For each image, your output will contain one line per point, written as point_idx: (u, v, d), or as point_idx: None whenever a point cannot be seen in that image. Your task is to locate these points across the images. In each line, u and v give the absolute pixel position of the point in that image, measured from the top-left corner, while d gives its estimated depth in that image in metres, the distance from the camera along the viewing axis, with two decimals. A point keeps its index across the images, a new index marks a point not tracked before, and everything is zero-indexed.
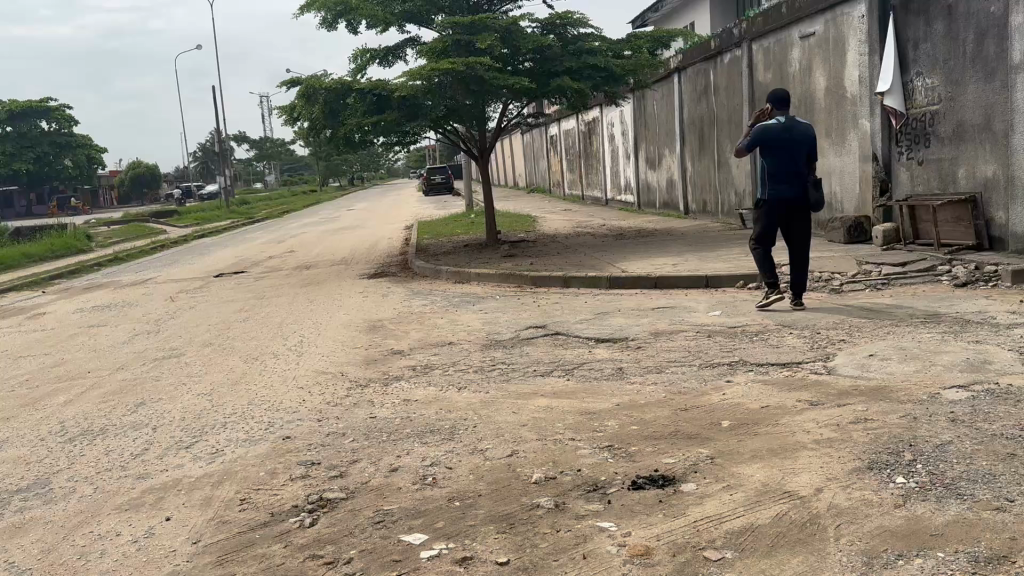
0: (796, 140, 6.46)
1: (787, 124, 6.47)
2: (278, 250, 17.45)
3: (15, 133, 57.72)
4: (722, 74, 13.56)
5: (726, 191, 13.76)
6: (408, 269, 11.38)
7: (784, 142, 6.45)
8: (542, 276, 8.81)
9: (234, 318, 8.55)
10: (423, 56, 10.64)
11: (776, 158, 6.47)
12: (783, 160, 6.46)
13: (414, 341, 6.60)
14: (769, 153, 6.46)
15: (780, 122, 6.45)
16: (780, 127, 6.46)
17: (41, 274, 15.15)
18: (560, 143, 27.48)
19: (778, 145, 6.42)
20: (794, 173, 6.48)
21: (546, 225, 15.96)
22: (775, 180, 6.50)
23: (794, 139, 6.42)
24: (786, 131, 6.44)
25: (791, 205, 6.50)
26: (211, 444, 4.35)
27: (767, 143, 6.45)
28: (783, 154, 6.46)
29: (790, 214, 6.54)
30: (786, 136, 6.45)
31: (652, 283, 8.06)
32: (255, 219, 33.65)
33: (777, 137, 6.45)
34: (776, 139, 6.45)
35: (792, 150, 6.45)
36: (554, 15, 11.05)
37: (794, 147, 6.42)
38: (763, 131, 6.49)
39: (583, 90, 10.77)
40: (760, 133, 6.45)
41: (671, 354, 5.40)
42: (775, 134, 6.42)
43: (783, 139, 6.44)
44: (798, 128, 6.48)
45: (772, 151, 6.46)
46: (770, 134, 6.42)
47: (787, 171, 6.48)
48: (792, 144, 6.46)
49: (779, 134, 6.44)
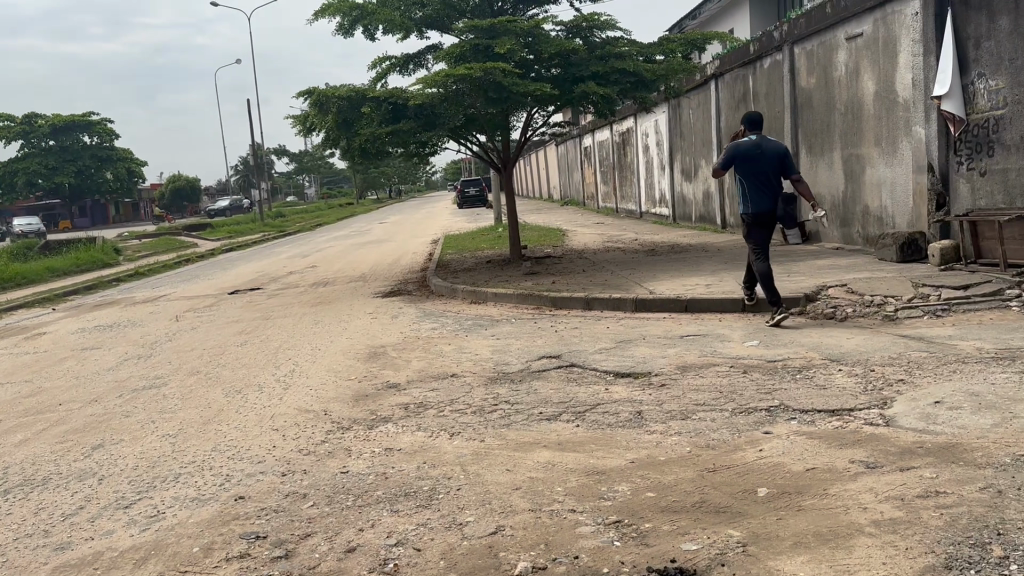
0: (767, 157, 6.53)
1: (758, 141, 6.58)
2: (301, 265, 16.98)
3: (58, 147, 58.64)
4: (762, 79, 12.78)
5: None
6: (424, 288, 10.76)
7: (755, 158, 6.53)
8: (563, 297, 8.12)
9: (231, 342, 7.99)
10: (440, 62, 10.05)
11: (749, 174, 6.56)
12: (755, 176, 6.54)
13: (413, 372, 5.94)
14: (744, 169, 6.54)
15: (750, 139, 6.56)
16: (750, 144, 6.57)
17: (57, 289, 14.84)
18: (593, 154, 26.78)
19: (748, 162, 6.52)
20: (768, 188, 6.55)
21: (576, 240, 15.24)
22: (750, 195, 6.57)
23: (764, 155, 6.50)
24: (757, 147, 6.54)
25: (769, 220, 6.55)
26: (154, 503, 3.73)
27: (737, 162, 6.57)
28: (755, 170, 6.53)
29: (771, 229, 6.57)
30: (756, 152, 6.54)
31: (682, 306, 7.32)
32: (286, 232, 33.46)
33: (747, 154, 6.55)
34: (746, 157, 6.55)
35: (764, 166, 6.53)
36: (580, 17, 10.40)
37: (765, 163, 6.50)
38: (734, 150, 6.63)
39: (609, 96, 10.08)
40: (730, 152, 6.58)
41: (699, 395, 4.66)
42: (744, 152, 6.53)
43: (754, 156, 6.54)
44: (769, 143, 6.55)
45: (744, 168, 6.56)
46: (740, 152, 6.54)
47: (761, 187, 6.55)
48: (763, 161, 6.54)
49: (750, 151, 6.54)
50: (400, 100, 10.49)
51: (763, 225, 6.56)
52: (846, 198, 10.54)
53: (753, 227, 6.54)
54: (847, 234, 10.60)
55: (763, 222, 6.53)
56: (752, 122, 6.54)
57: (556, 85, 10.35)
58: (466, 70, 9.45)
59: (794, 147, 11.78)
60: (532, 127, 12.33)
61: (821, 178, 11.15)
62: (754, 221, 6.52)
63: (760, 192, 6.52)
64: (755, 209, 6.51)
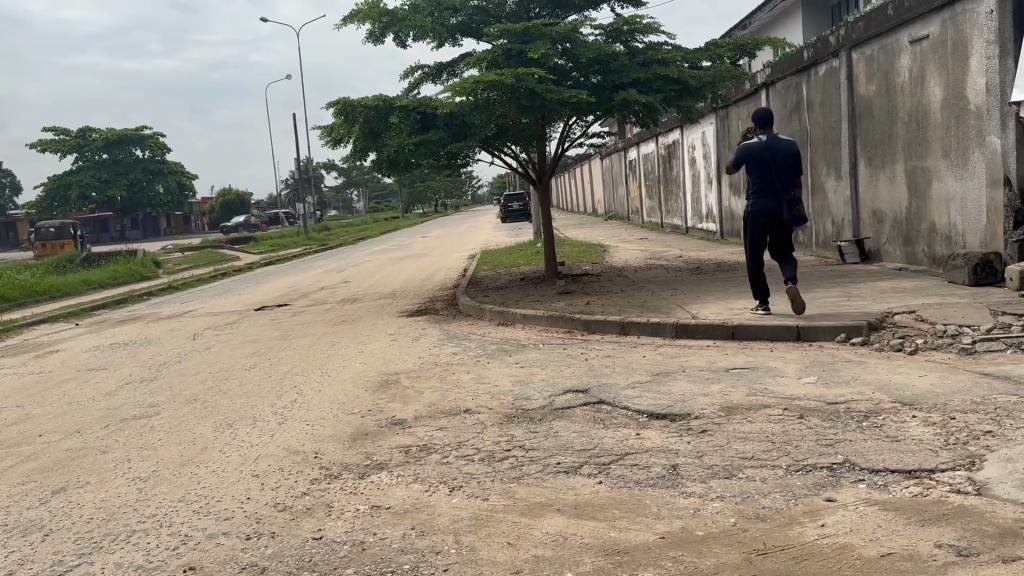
0: (776, 158, 7.09)
1: (769, 143, 7.12)
2: (334, 279, 16.53)
3: (112, 161, 59.83)
4: (816, 88, 11.97)
5: (822, 220, 12.10)
6: (452, 307, 10.14)
7: (764, 159, 7.10)
8: (596, 320, 7.44)
9: (241, 365, 7.45)
10: (471, 68, 9.49)
11: (757, 173, 7.15)
12: (763, 176, 7.13)
13: (423, 406, 5.31)
14: (753, 169, 7.14)
15: (761, 140, 7.11)
16: (761, 145, 7.13)
17: (84, 303, 14.56)
18: (638, 168, 26.01)
19: (757, 162, 7.10)
20: (773, 188, 7.11)
21: (617, 256, 14.50)
22: (756, 193, 7.19)
23: (772, 157, 7.06)
24: (767, 148, 7.09)
25: (771, 219, 7.15)
26: (91, 572, 3.14)
27: (749, 160, 7.16)
28: (764, 171, 7.11)
29: (773, 226, 7.15)
30: (766, 154, 7.10)
31: (728, 333, 6.59)
32: (327, 245, 33.23)
33: (757, 155, 7.12)
34: (757, 156, 7.13)
35: (772, 168, 7.10)
36: (620, 20, 9.75)
37: (772, 165, 7.06)
38: (747, 148, 7.20)
39: (650, 104, 9.39)
40: (744, 150, 7.18)
41: (748, 446, 3.94)
42: (754, 152, 7.08)
43: (763, 157, 7.10)
44: (779, 146, 7.08)
45: (754, 168, 7.15)
46: (750, 152, 7.11)
47: (767, 187, 7.13)
48: (771, 161, 7.11)
49: (760, 152, 7.11)
50: (429, 108, 9.94)
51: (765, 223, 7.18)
52: (909, 215, 9.70)
53: (753, 223, 7.18)
54: (910, 253, 9.75)
55: (763, 220, 7.15)
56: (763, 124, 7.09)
57: (595, 92, 9.70)
58: (497, 76, 8.83)
59: (851, 159, 10.96)
60: (570, 137, 11.71)
61: (881, 192, 10.31)
62: (755, 218, 7.16)
63: (765, 192, 7.12)
64: (757, 208, 7.15)
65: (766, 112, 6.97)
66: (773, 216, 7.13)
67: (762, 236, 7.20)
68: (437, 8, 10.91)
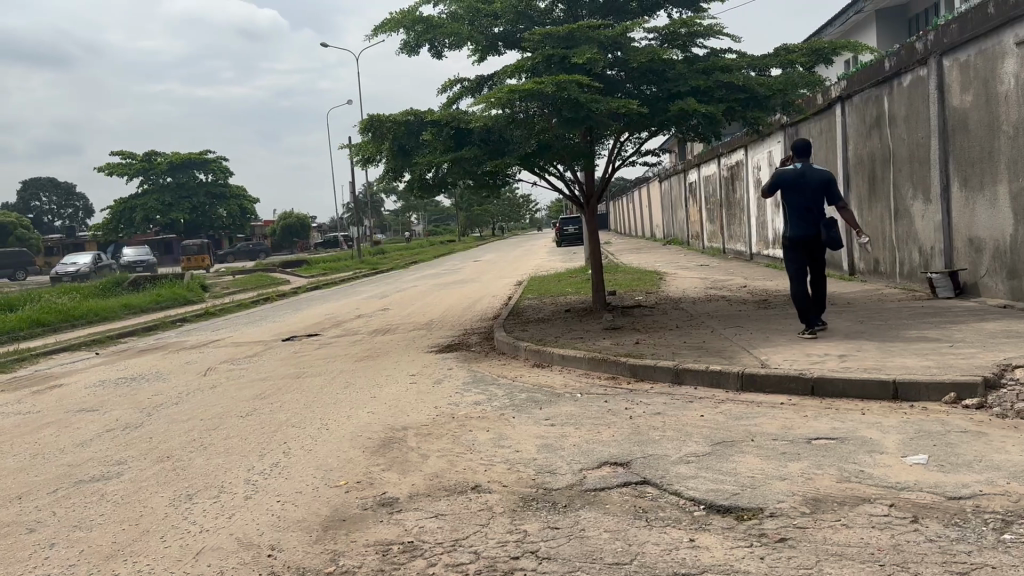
0: (810, 184, 7.12)
1: (803, 170, 7.17)
2: (373, 307, 15.66)
3: (176, 184, 60.69)
4: (900, 100, 10.71)
5: (907, 248, 10.78)
6: (486, 343, 9.14)
7: (798, 184, 7.15)
8: (646, 364, 6.34)
9: (237, 411, 6.54)
10: (508, 77, 8.55)
11: (792, 201, 7.18)
12: (798, 201, 7.16)
13: (424, 478, 4.28)
14: (788, 197, 7.19)
15: (795, 166, 7.17)
16: (795, 172, 7.18)
17: (114, 330, 13.98)
18: (699, 190, 24.75)
19: (793, 187, 7.14)
20: (809, 216, 7.12)
21: (674, 286, 13.33)
22: (793, 221, 7.18)
23: (807, 183, 7.10)
24: (801, 174, 7.14)
25: (808, 243, 7.13)
26: None
27: (783, 188, 7.21)
28: (798, 195, 7.14)
29: (810, 251, 7.12)
30: (800, 180, 7.14)
31: (807, 387, 5.43)
32: (378, 268, 32.65)
33: (792, 182, 7.17)
34: (791, 182, 7.19)
35: (806, 193, 7.13)
36: (677, 22, 8.66)
37: (807, 190, 7.11)
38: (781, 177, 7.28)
39: (711, 115, 8.24)
40: (777, 179, 7.25)
41: (847, 572, 2.81)
42: (788, 178, 7.15)
43: (797, 182, 7.15)
44: (813, 172, 7.13)
45: (789, 195, 7.19)
46: (785, 179, 7.18)
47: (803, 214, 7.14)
48: (806, 188, 7.13)
49: (794, 177, 7.17)
50: (464, 122, 9.02)
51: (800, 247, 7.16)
52: (1014, 244, 8.37)
53: (789, 250, 7.16)
54: (1017, 288, 8.39)
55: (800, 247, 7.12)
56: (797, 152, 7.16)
57: (648, 104, 8.66)
58: (536, 84, 7.84)
59: (942, 179, 9.66)
60: (622, 156, 10.68)
61: (979, 218, 9.00)
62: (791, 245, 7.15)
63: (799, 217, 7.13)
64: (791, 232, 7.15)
65: (800, 140, 7.09)
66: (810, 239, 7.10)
67: (800, 260, 7.16)
68: (478, 15, 10.04)
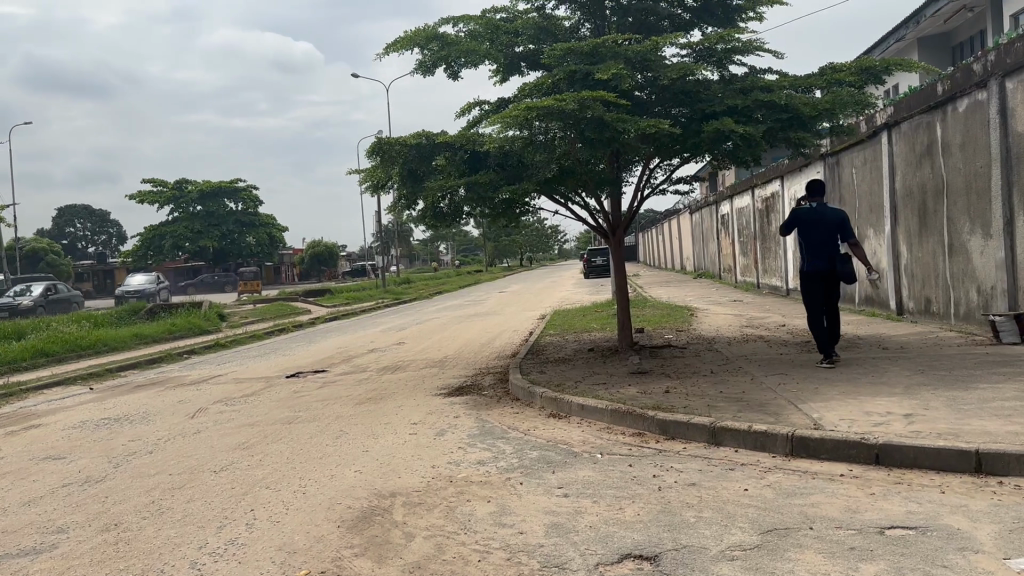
0: (825, 222, 7.51)
1: (818, 209, 7.59)
2: (388, 341, 14.89)
3: (205, 212, 60.86)
4: (955, 127, 9.84)
5: (964, 287, 9.85)
6: (501, 386, 8.33)
7: (814, 222, 7.56)
8: (677, 422, 5.49)
9: (213, 465, 5.79)
10: (524, 96, 7.84)
11: (808, 237, 7.56)
12: (814, 238, 7.53)
13: (402, 570, 3.47)
14: (805, 233, 7.57)
15: (811, 206, 7.58)
16: (812, 211, 7.59)
17: (115, 363, 13.32)
18: (732, 222, 23.83)
19: (809, 225, 7.54)
20: (824, 251, 7.49)
21: (707, 323, 12.43)
22: (808, 256, 7.54)
23: (823, 221, 7.49)
24: (818, 213, 7.55)
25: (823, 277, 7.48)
26: None
27: (799, 226, 7.59)
28: (814, 232, 7.52)
29: (827, 285, 7.45)
30: (816, 219, 7.54)
31: (871, 455, 4.58)
32: (402, 299, 31.95)
33: (808, 219, 7.56)
34: (806, 220, 7.60)
35: (823, 231, 7.52)
36: (713, 35, 7.87)
37: (825, 228, 7.49)
38: (798, 215, 7.67)
39: (749, 136, 7.45)
40: (794, 216, 7.65)
41: None
42: (805, 216, 7.55)
43: (814, 221, 7.53)
44: (828, 211, 7.55)
45: (805, 231, 7.57)
46: (802, 216, 7.57)
47: (818, 249, 7.51)
48: (822, 226, 7.53)
49: (810, 215, 7.58)
50: (478, 145, 8.32)
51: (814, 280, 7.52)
52: None
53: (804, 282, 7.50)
54: None
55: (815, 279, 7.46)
56: (813, 192, 7.59)
57: (680, 126, 7.89)
58: (554, 102, 7.09)
59: (1005, 212, 8.75)
60: (651, 184, 9.90)
61: None
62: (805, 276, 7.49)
63: (814, 252, 7.51)
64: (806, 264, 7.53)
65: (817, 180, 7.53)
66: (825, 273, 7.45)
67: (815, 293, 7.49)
68: (497, 33, 9.35)
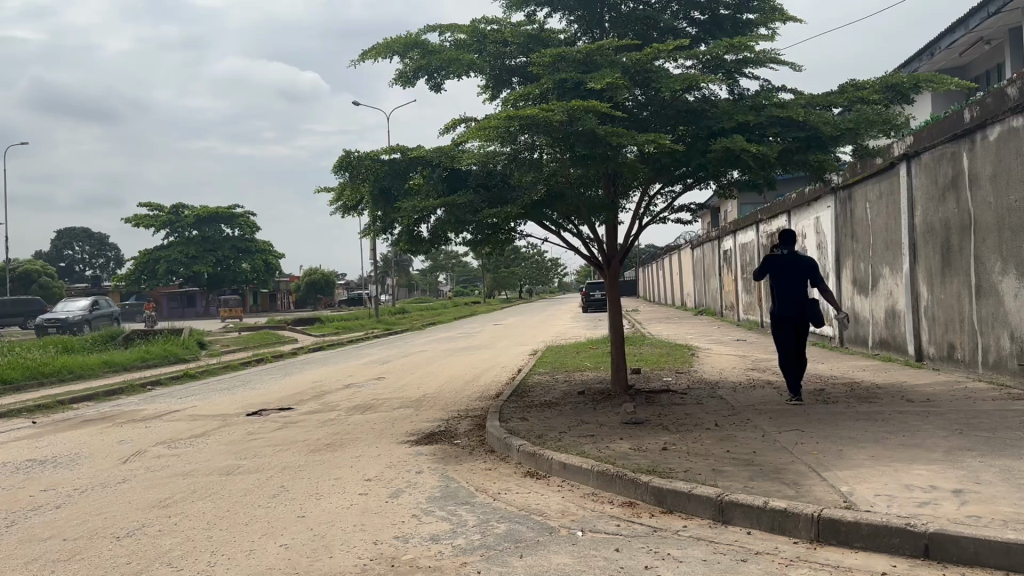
0: (797, 268, 7.22)
1: (789, 256, 7.31)
2: (368, 376, 13.90)
3: (201, 237, 60.11)
4: (984, 157, 8.99)
5: (993, 333, 8.96)
6: (479, 433, 7.39)
7: (788, 267, 7.24)
8: (676, 491, 4.56)
9: (119, 529, 4.81)
10: (509, 107, 6.99)
11: (780, 284, 7.26)
12: (787, 284, 7.22)
13: None
14: (778, 279, 7.26)
15: (783, 252, 7.30)
16: (783, 257, 7.30)
17: (69, 393, 12.29)
18: (735, 258, 23.02)
19: (780, 271, 7.25)
20: (796, 298, 7.18)
21: (711, 365, 11.46)
22: (780, 303, 7.23)
23: (794, 267, 7.21)
24: (790, 259, 7.27)
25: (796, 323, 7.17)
26: None
27: (772, 272, 7.30)
28: (786, 279, 7.22)
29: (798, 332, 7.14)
30: (789, 264, 7.25)
31: (920, 547, 3.64)
32: (394, 330, 31.01)
33: (781, 265, 7.27)
34: (780, 266, 7.29)
35: (794, 276, 7.21)
36: (722, 44, 7.03)
37: (796, 273, 7.20)
38: (771, 261, 7.37)
39: (762, 157, 6.59)
40: (766, 263, 7.36)
41: None
42: (776, 262, 7.26)
43: (786, 266, 7.24)
44: (799, 257, 7.26)
45: (777, 277, 7.27)
46: (773, 262, 7.28)
47: (789, 295, 7.21)
48: (794, 271, 7.22)
49: (782, 261, 7.29)
50: (459, 162, 7.47)
51: (791, 326, 7.19)
52: None
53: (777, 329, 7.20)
54: None
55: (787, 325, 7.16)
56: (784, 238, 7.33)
57: (684, 145, 7.03)
58: (539, 112, 6.24)
59: None
60: (651, 213, 9.06)
61: None
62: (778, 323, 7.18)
63: (794, 297, 7.16)
64: (787, 311, 7.13)
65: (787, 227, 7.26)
66: (810, 318, 7.12)
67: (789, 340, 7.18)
68: (486, 42, 8.53)
